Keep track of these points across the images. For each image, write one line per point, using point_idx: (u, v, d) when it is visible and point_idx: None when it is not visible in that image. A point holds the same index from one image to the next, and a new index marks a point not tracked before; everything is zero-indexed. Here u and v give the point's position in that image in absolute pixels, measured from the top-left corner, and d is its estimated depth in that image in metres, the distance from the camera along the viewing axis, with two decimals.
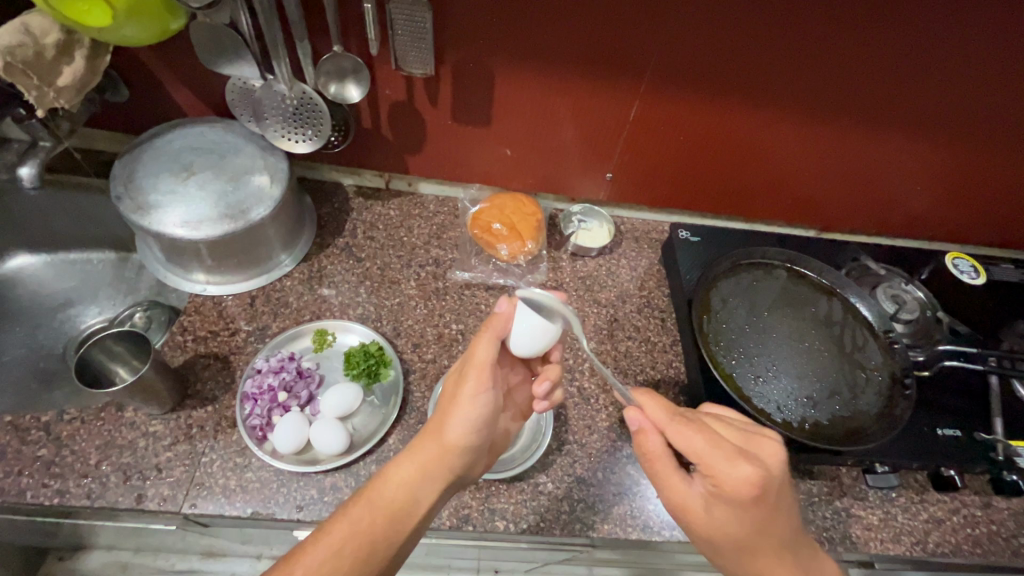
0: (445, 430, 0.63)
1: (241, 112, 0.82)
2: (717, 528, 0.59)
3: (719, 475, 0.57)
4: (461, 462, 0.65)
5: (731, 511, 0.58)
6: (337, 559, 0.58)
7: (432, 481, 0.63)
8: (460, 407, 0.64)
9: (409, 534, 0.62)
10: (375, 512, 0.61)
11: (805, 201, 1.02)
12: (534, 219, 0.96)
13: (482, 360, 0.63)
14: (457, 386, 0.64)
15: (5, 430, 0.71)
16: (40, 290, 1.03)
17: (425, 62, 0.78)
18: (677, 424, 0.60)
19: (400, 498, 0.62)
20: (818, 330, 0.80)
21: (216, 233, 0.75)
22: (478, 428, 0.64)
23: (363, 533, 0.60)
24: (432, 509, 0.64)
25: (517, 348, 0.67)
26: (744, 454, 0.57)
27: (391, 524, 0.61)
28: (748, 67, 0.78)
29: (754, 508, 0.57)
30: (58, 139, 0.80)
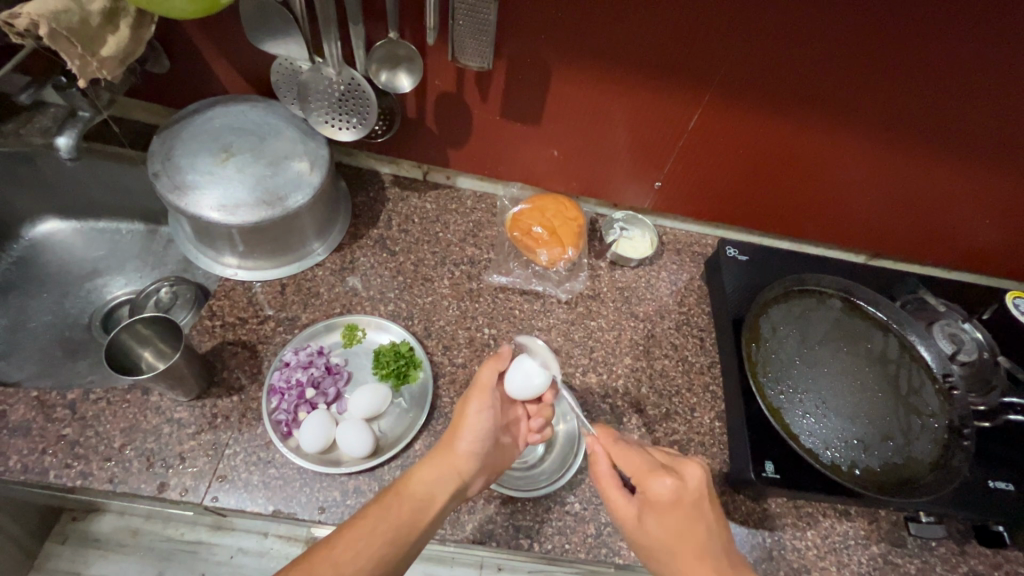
0: (450, 444, 0.63)
1: (286, 92, 0.79)
2: (657, 550, 0.58)
3: (646, 483, 0.60)
4: (472, 468, 0.63)
5: (657, 522, 0.59)
6: (371, 546, 0.56)
7: (448, 481, 0.62)
8: (466, 417, 0.65)
9: (425, 532, 0.59)
10: (399, 506, 0.59)
11: (862, 225, 0.97)
12: (576, 224, 0.92)
13: (484, 388, 0.67)
14: (463, 403, 0.67)
15: (32, 405, 0.70)
16: (70, 258, 1.02)
17: (483, 55, 0.73)
18: (622, 444, 0.65)
19: (420, 493, 0.60)
20: (872, 368, 0.79)
21: (253, 219, 0.73)
22: (483, 441, 0.64)
23: (391, 523, 0.58)
24: (447, 510, 0.62)
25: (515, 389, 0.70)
26: (665, 467, 0.62)
27: (415, 517, 0.59)
28: (827, 83, 0.73)
29: (670, 520, 0.58)
30: (95, 109, 0.78)
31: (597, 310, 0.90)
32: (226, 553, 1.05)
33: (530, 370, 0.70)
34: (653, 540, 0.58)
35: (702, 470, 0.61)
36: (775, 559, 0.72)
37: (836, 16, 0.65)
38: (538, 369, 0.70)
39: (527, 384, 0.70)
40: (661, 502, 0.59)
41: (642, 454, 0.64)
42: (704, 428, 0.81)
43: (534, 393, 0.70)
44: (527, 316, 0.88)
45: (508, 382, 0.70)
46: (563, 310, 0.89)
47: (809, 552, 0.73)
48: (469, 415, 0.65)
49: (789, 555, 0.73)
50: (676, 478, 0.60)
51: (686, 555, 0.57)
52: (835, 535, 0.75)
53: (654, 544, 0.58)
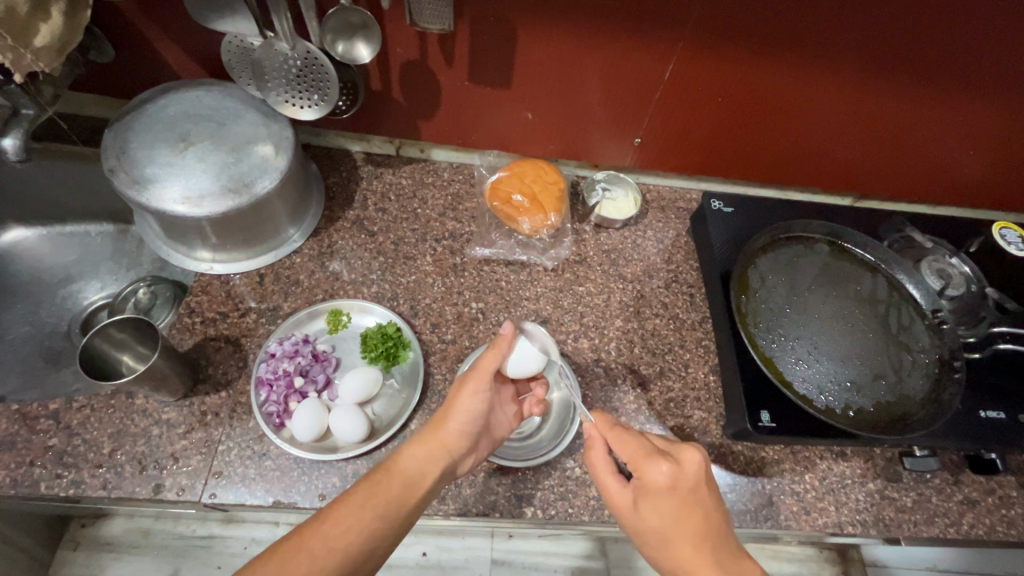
0: (443, 417, 0.63)
1: (241, 74, 0.76)
2: (657, 536, 0.57)
3: (642, 471, 0.59)
4: (462, 446, 0.63)
5: (654, 510, 0.57)
6: (359, 522, 0.55)
7: (441, 459, 0.61)
8: (460, 397, 0.64)
9: (417, 507, 0.59)
10: (390, 481, 0.58)
11: (847, 167, 0.95)
12: (556, 188, 0.90)
13: (486, 367, 0.66)
14: (458, 384, 0.66)
15: (14, 419, 0.68)
16: (40, 267, 0.99)
17: (442, 17, 0.69)
18: (619, 429, 0.62)
19: (412, 469, 0.60)
20: (861, 310, 0.78)
21: (220, 209, 0.70)
22: (474, 418, 0.64)
23: (380, 499, 0.57)
24: (436, 488, 0.61)
25: (514, 369, 0.71)
26: (661, 452, 0.59)
27: (405, 492, 0.58)
28: (805, 21, 0.69)
29: (666, 504, 0.57)
30: (39, 106, 0.73)
31: (584, 275, 0.89)
32: (240, 545, 1.13)
33: (526, 355, 0.71)
34: (651, 529, 0.57)
35: (701, 456, 0.58)
36: (775, 505, 0.73)
37: None
38: (534, 353, 0.72)
39: (524, 366, 0.71)
40: (660, 489, 0.57)
41: (640, 439, 0.61)
42: (698, 384, 0.81)
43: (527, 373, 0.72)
44: (515, 287, 0.86)
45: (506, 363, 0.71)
46: (550, 278, 0.88)
47: (807, 495, 0.75)
48: (462, 397, 0.64)
49: (789, 499, 0.74)
50: (672, 463, 0.58)
51: (680, 541, 0.56)
52: (832, 476, 0.76)
53: (649, 532, 0.58)
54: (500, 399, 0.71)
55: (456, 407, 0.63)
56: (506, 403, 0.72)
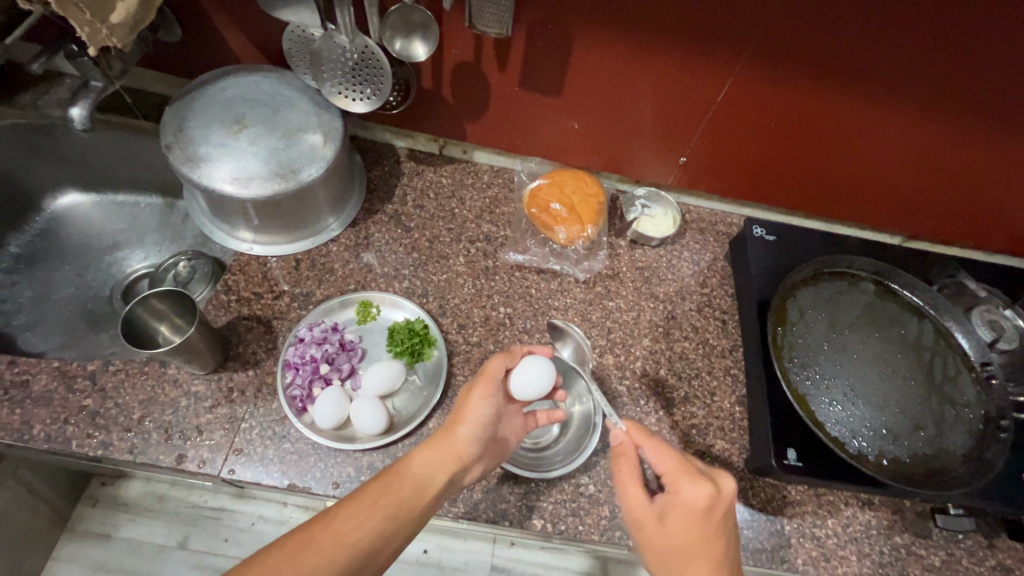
0: (452, 425, 0.62)
1: (298, 63, 0.78)
2: (679, 555, 0.55)
3: (679, 483, 0.57)
4: (473, 452, 0.62)
5: (682, 526, 0.56)
6: (368, 521, 0.55)
7: (451, 467, 0.60)
8: (468, 406, 0.64)
9: (426, 511, 0.58)
10: (400, 484, 0.58)
11: (897, 206, 0.92)
12: (595, 201, 0.89)
13: (493, 371, 0.67)
14: (466, 393, 0.66)
15: (53, 375, 0.71)
16: (90, 230, 1.04)
17: (501, 21, 0.69)
18: (657, 441, 0.61)
19: (422, 474, 0.59)
20: (904, 355, 0.75)
21: (266, 193, 0.72)
22: (484, 424, 0.63)
23: (390, 501, 0.57)
24: (445, 495, 0.60)
25: (522, 386, 0.69)
26: (702, 473, 0.58)
27: (415, 498, 0.58)
28: (873, 50, 0.67)
29: (696, 524, 0.55)
30: (108, 79, 0.77)
31: (616, 290, 0.88)
32: (247, 520, 1.17)
33: (539, 371, 0.70)
34: (673, 547, 0.56)
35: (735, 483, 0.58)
36: (793, 547, 0.71)
37: None
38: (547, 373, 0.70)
39: (534, 385, 0.69)
40: (693, 507, 0.56)
41: (678, 455, 0.60)
42: (723, 413, 0.79)
43: (536, 391, 0.69)
44: (544, 296, 0.86)
45: (515, 380, 0.69)
46: (581, 289, 0.87)
47: (828, 541, 0.72)
48: (472, 401, 0.64)
49: (808, 543, 0.71)
50: (714, 486, 0.56)
51: (701, 565, 0.54)
52: (856, 524, 0.73)
53: (672, 549, 0.56)
54: (512, 409, 0.71)
55: (469, 412, 0.63)
56: (518, 414, 0.71)
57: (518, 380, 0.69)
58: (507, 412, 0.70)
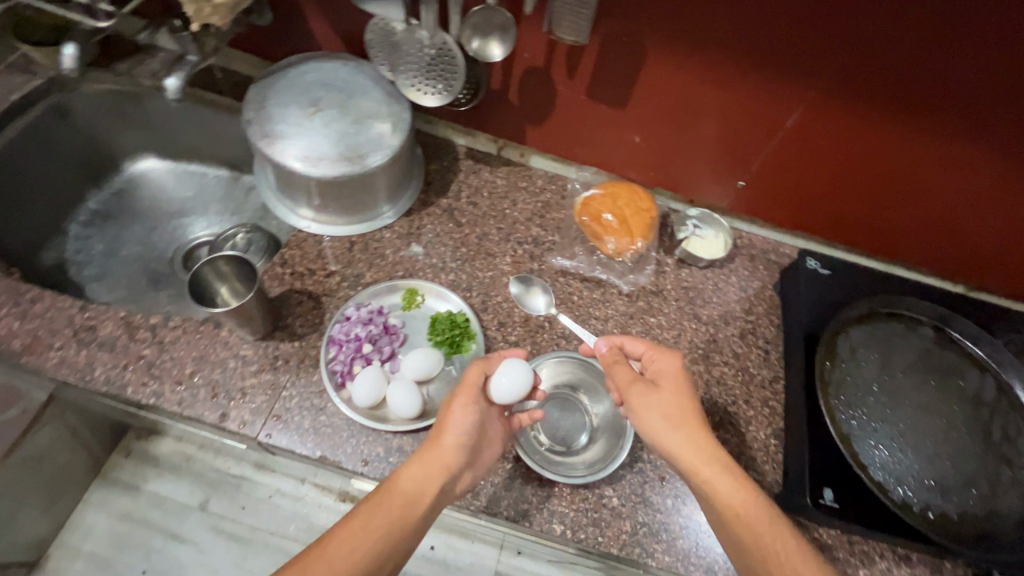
0: (437, 436, 0.63)
1: (377, 54, 0.80)
2: (675, 411, 0.64)
3: (658, 357, 0.69)
4: (460, 461, 0.63)
5: (671, 391, 0.65)
6: (362, 545, 0.56)
7: (439, 478, 0.61)
8: (451, 416, 0.65)
9: (421, 523, 0.60)
10: (390, 504, 0.59)
11: (964, 253, 0.88)
12: (648, 216, 0.89)
13: (472, 382, 0.67)
14: (448, 403, 0.66)
15: (119, 324, 0.75)
16: (161, 194, 1.10)
17: (578, 30, 0.71)
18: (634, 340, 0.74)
19: (412, 489, 0.60)
20: (960, 408, 0.72)
21: (332, 174, 0.75)
22: (469, 433, 0.64)
23: (382, 521, 0.58)
24: (439, 504, 0.61)
25: (501, 392, 0.68)
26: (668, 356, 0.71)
27: (407, 513, 0.59)
28: (956, 91, 0.66)
29: (677, 386, 0.66)
30: (202, 54, 0.82)
31: (658, 307, 0.87)
32: (265, 491, 1.21)
33: (515, 374, 0.68)
34: (671, 406, 0.64)
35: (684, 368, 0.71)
36: None
37: (968, 16, 0.59)
38: (523, 376, 0.69)
39: (512, 389, 0.68)
40: (672, 372, 0.67)
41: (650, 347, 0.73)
42: (757, 444, 0.77)
43: (513, 395, 0.68)
44: (586, 304, 0.86)
45: (494, 387, 0.69)
46: (623, 302, 0.87)
47: None
48: (454, 412, 0.65)
49: None
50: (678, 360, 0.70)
51: (692, 418, 0.64)
52: None
53: (666, 406, 0.64)
54: (494, 414, 0.70)
55: (450, 423, 0.64)
56: (501, 417, 0.71)
57: (497, 384, 0.68)
58: (489, 417, 0.69)
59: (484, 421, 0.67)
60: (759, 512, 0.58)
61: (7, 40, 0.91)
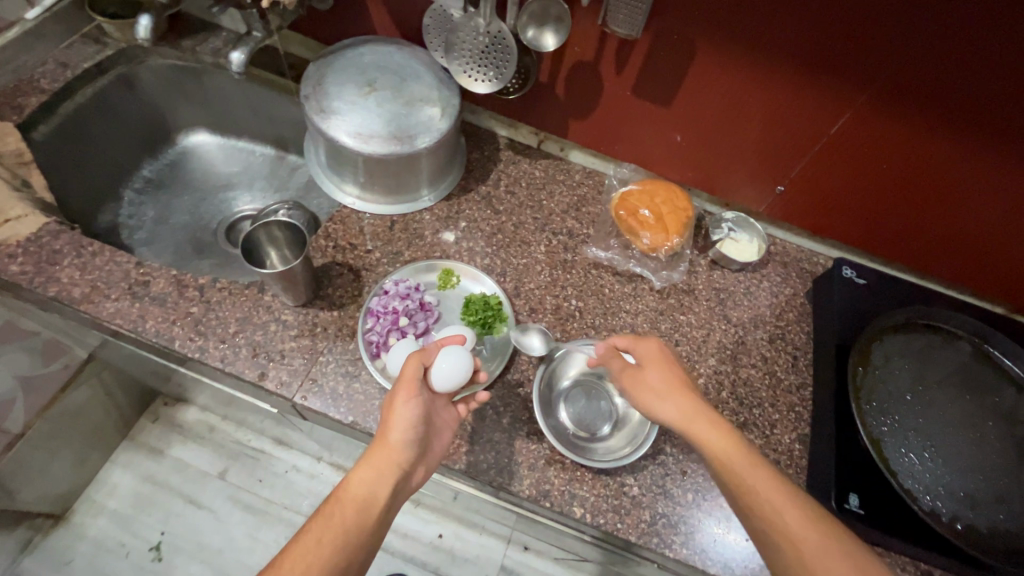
0: (383, 436, 0.63)
1: (433, 39, 0.82)
2: (668, 391, 0.65)
3: (639, 346, 0.71)
4: (408, 457, 0.63)
5: (660, 373, 0.67)
6: (320, 555, 0.56)
7: (390, 476, 0.61)
8: (395, 413, 0.63)
9: (378, 522, 0.60)
10: (343, 511, 0.59)
11: (1003, 274, 0.87)
12: (684, 215, 0.89)
13: (410, 376, 0.65)
14: (389, 400, 0.65)
15: (169, 281, 0.79)
16: (210, 167, 1.15)
17: (632, 24, 0.73)
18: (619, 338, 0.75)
19: (363, 493, 0.60)
20: (996, 424, 0.71)
21: (382, 152, 0.78)
22: (415, 428, 0.63)
23: (338, 529, 0.58)
24: (393, 500, 0.62)
25: (442, 379, 0.68)
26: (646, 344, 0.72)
27: (362, 516, 0.59)
28: (1005, 107, 0.66)
29: (665, 368, 0.68)
30: (267, 32, 0.86)
31: (688, 305, 0.88)
32: (282, 467, 1.25)
33: (453, 362, 0.68)
34: (663, 386, 0.66)
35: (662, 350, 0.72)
36: None
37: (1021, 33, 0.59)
38: (462, 365, 0.69)
39: (454, 374, 0.68)
40: (656, 357, 0.69)
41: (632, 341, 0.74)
42: (782, 447, 0.76)
43: (455, 383, 0.68)
44: (616, 297, 0.87)
45: (434, 377, 0.68)
46: (654, 298, 0.87)
47: None
48: (394, 411, 0.63)
49: None
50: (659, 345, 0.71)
51: (684, 395, 0.65)
52: None
53: (660, 384, 0.66)
54: (440, 402, 0.70)
55: (392, 423, 0.63)
56: (446, 405, 0.70)
57: (437, 374, 0.68)
58: (435, 406, 0.69)
59: (430, 412, 0.67)
60: (782, 500, 0.57)
61: (84, 10, 0.97)
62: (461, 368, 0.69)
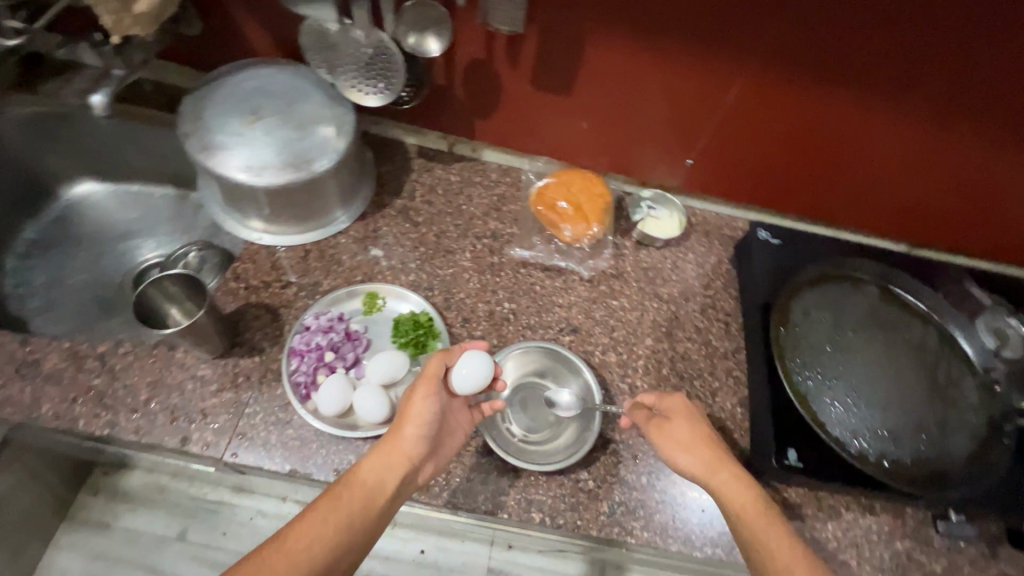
0: (398, 428, 0.63)
1: (314, 57, 0.77)
2: (690, 447, 0.65)
3: (667, 401, 0.70)
4: (420, 451, 0.63)
5: (680, 426, 0.67)
6: (323, 535, 0.56)
7: (401, 468, 0.61)
8: (412, 407, 0.64)
9: (381, 514, 0.60)
10: (351, 496, 0.59)
11: (902, 213, 0.92)
12: (602, 201, 0.89)
13: (432, 373, 0.66)
14: (410, 393, 0.66)
15: (64, 355, 0.72)
16: (104, 217, 1.05)
17: (513, 18, 0.71)
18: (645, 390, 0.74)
19: (372, 481, 0.60)
20: (909, 359, 0.76)
21: (279, 182, 0.73)
22: (430, 424, 0.64)
23: (343, 513, 0.58)
24: (400, 495, 0.62)
25: (462, 383, 0.68)
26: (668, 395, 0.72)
27: (367, 504, 0.59)
28: (878, 58, 0.69)
29: (688, 424, 0.67)
30: (129, 68, 0.79)
31: (619, 289, 0.88)
32: (247, 514, 1.17)
33: (477, 365, 0.68)
34: (684, 440, 0.65)
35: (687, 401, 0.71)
36: None
37: None
38: (484, 369, 0.68)
39: (474, 378, 0.68)
40: (680, 412, 0.68)
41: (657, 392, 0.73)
42: (724, 414, 0.79)
43: (476, 386, 0.68)
44: (548, 292, 0.86)
45: (455, 378, 0.68)
46: (585, 288, 0.88)
47: (828, 545, 0.71)
48: (413, 405, 0.64)
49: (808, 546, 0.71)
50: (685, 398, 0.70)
51: (709, 450, 0.65)
52: (857, 529, 0.73)
53: (679, 441, 0.65)
54: (457, 404, 0.70)
55: (410, 417, 0.63)
56: (464, 408, 0.71)
57: (458, 376, 0.68)
58: (451, 406, 0.69)
59: (445, 412, 0.67)
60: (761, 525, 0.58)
61: None
62: (483, 372, 0.68)
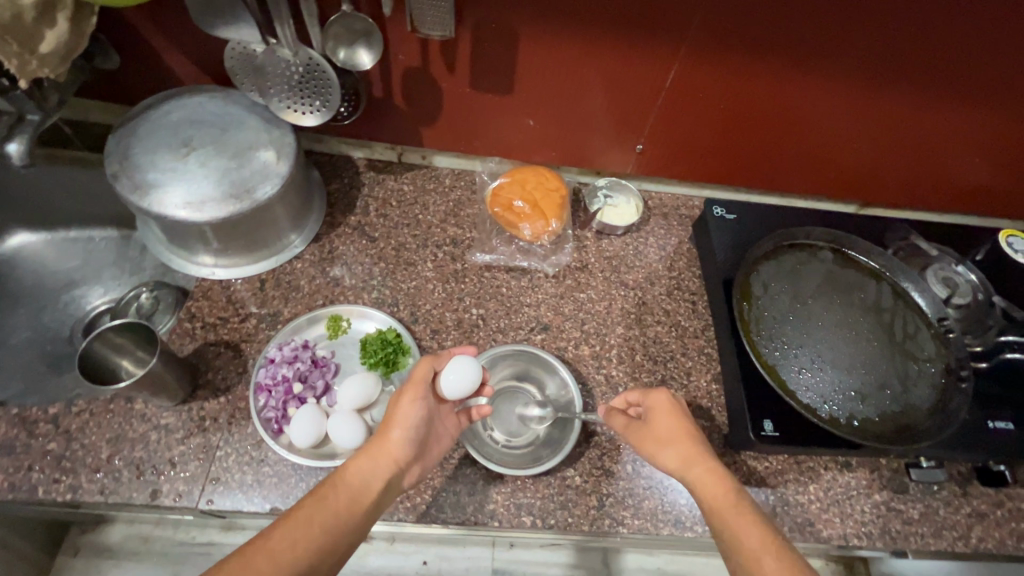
0: (385, 429, 0.62)
1: (241, 81, 0.75)
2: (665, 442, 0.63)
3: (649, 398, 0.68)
4: (407, 453, 0.62)
5: (662, 420, 0.65)
6: (308, 535, 0.53)
7: (388, 469, 0.60)
8: (398, 410, 0.63)
9: (367, 515, 0.58)
10: (337, 495, 0.57)
11: (848, 175, 0.95)
12: (558, 195, 0.89)
13: (418, 376, 0.65)
14: (395, 396, 0.64)
15: (13, 423, 0.68)
16: (43, 269, 0.99)
17: (443, 23, 0.70)
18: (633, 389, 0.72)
19: (360, 481, 0.58)
20: (866, 318, 0.78)
21: (222, 214, 0.70)
22: (417, 427, 0.63)
23: (329, 513, 0.55)
24: (386, 497, 0.60)
25: (448, 388, 0.67)
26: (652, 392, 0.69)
27: (353, 504, 0.57)
28: (805, 28, 0.70)
29: (671, 421, 0.65)
30: (45, 111, 0.75)
31: (585, 282, 0.88)
32: None
33: (466, 371, 0.67)
34: (662, 437, 0.64)
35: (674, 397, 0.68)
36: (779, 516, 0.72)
37: None
38: (472, 374, 0.67)
39: (462, 383, 0.66)
40: (662, 410, 0.66)
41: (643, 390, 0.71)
42: (700, 392, 0.80)
43: (464, 392, 0.67)
44: (515, 293, 0.86)
45: (441, 381, 0.67)
46: (552, 284, 0.87)
47: (812, 506, 0.73)
48: (400, 407, 0.63)
49: (793, 510, 0.73)
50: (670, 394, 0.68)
51: (687, 445, 0.63)
52: (836, 487, 0.75)
53: (658, 440, 0.64)
54: (443, 408, 0.69)
55: (397, 419, 0.62)
56: (450, 411, 0.70)
57: (445, 381, 0.67)
58: (438, 410, 0.68)
59: (431, 416, 0.66)
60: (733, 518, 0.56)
61: None
62: (471, 376, 0.67)
